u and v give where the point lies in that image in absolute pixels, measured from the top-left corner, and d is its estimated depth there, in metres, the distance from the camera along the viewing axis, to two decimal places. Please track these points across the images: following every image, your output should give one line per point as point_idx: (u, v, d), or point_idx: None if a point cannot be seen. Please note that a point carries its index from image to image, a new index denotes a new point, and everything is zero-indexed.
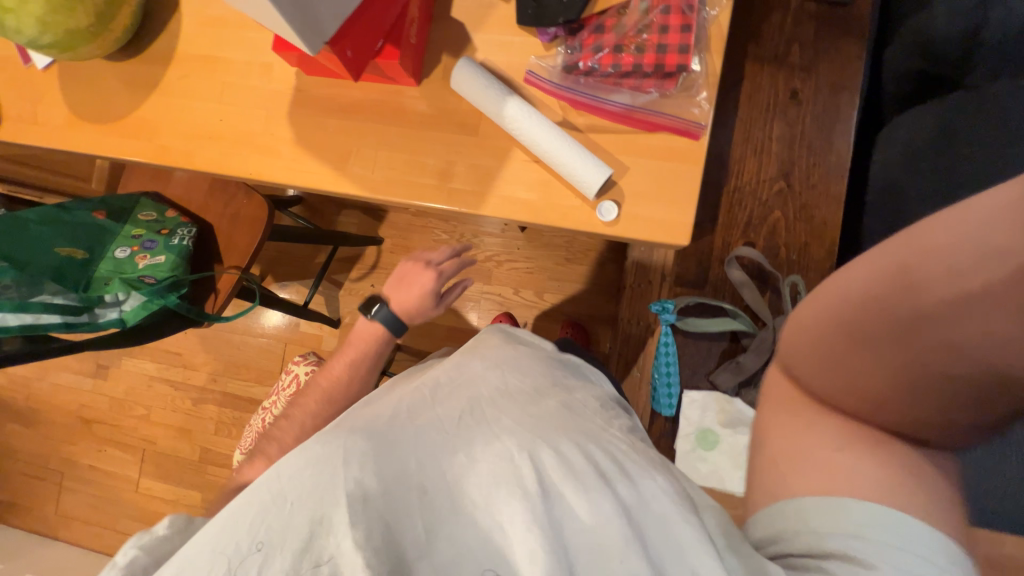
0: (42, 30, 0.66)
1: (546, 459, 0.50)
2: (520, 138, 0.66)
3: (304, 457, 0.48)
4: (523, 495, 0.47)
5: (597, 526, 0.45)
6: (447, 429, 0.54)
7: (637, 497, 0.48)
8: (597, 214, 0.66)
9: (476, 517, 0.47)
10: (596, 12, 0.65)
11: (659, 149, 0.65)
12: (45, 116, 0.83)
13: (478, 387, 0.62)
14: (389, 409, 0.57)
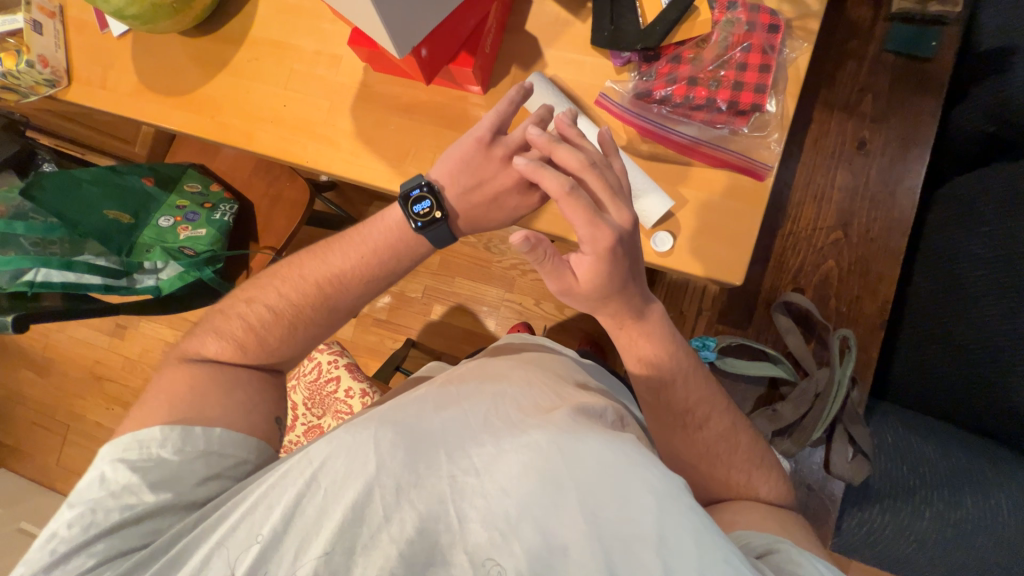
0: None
1: (578, 449, 0.47)
2: None
3: (332, 445, 0.47)
4: (556, 486, 0.44)
5: (632, 521, 0.43)
6: (475, 422, 0.51)
7: (671, 491, 0.45)
8: (650, 242, 0.65)
9: (506, 502, 0.44)
10: (676, 37, 0.63)
11: (722, 185, 0.65)
12: (115, 82, 0.85)
13: (506, 381, 0.59)
14: (416, 399, 0.56)
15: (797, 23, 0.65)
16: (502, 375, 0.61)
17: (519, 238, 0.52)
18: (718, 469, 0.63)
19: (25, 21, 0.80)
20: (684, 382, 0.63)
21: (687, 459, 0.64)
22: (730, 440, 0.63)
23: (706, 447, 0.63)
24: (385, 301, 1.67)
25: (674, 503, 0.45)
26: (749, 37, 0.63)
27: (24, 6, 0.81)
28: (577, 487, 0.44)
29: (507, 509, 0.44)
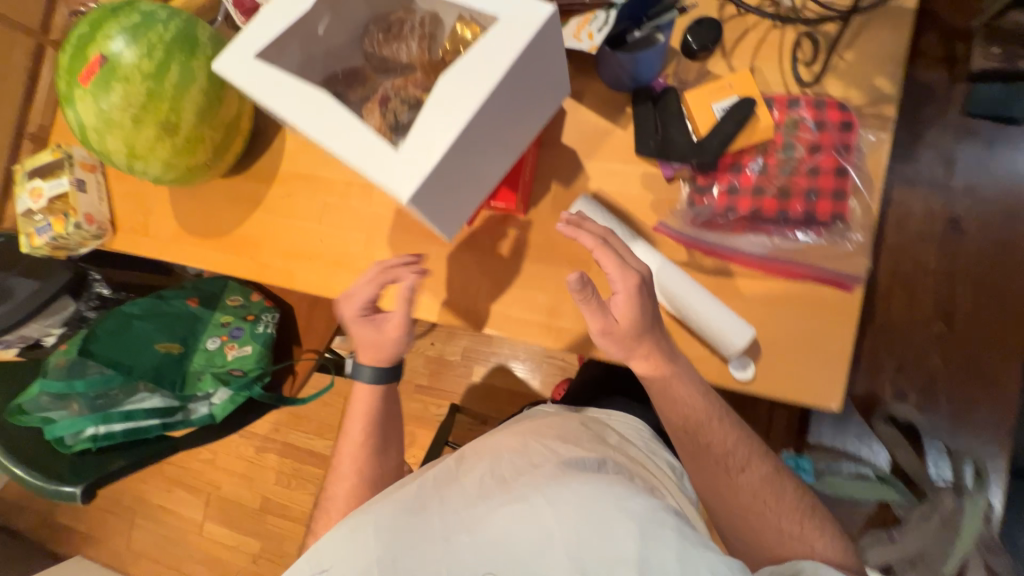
0: (164, 167, 0.67)
1: (556, 495, 0.52)
2: None
3: (352, 534, 0.55)
4: (539, 529, 0.49)
5: (613, 550, 0.47)
6: (471, 491, 0.57)
7: (651, 517, 0.49)
8: (728, 368, 0.60)
9: (497, 550, 0.50)
10: (734, 148, 0.58)
11: (804, 298, 0.58)
12: (156, 228, 0.86)
13: (504, 445, 0.64)
14: (424, 477, 0.62)
15: (868, 110, 0.58)
16: (503, 441, 0.65)
17: (574, 277, 0.52)
18: (765, 520, 0.58)
19: (70, 183, 0.82)
20: (719, 422, 0.60)
21: (739, 508, 0.59)
22: (769, 480, 0.60)
23: (751, 492, 0.59)
24: (426, 367, 1.64)
25: (653, 532, 0.48)
26: (816, 137, 0.57)
27: (67, 168, 0.83)
28: (561, 526, 0.49)
29: (498, 554, 0.49)
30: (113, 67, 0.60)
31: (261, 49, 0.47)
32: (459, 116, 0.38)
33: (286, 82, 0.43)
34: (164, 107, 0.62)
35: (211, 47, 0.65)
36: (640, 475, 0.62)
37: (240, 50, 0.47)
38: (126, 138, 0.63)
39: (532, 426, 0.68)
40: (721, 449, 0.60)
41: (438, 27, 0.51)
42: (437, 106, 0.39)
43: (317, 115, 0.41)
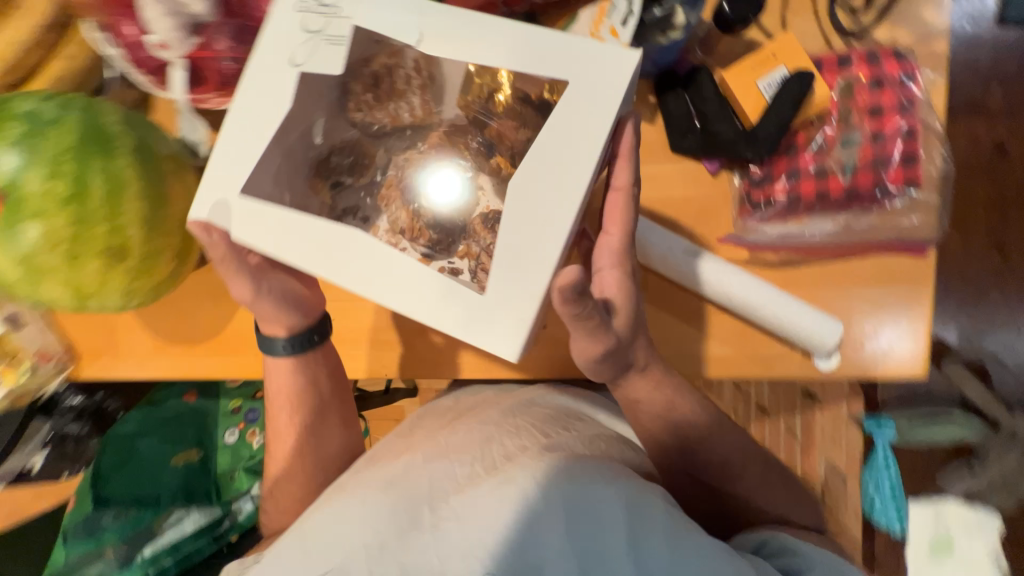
0: (124, 296, 0.55)
1: (546, 471, 0.45)
2: (717, 297, 0.56)
3: (326, 531, 0.48)
4: (528, 513, 0.42)
5: (598, 527, 0.41)
6: (456, 474, 0.50)
7: (642, 492, 0.44)
8: (813, 361, 0.57)
9: (481, 533, 0.42)
10: (790, 128, 0.51)
11: (877, 272, 0.55)
12: (126, 346, 0.72)
13: (490, 425, 0.58)
14: (400, 460, 0.55)
15: (920, 50, 0.51)
16: (486, 422, 0.59)
17: (570, 276, 0.35)
18: (765, 505, 0.54)
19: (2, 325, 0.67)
20: (721, 429, 0.54)
21: (746, 498, 0.54)
22: (770, 479, 0.55)
23: (761, 483, 0.54)
24: None
25: (644, 507, 0.43)
26: (877, 98, 0.50)
27: None
28: (553, 511, 0.42)
29: (482, 538, 0.42)
30: (19, 201, 0.46)
31: (239, 177, 0.37)
32: (556, 236, 0.34)
33: (295, 221, 0.36)
34: (101, 230, 0.49)
35: (130, 133, 0.51)
36: (639, 460, 0.56)
37: (210, 179, 0.37)
38: (67, 280, 0.50)
39: (516, 407, 0.62)
40: (721, 457, 0.54)
41: (436, 68, 0.39)
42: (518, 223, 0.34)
43: (351, 258, 0.35)
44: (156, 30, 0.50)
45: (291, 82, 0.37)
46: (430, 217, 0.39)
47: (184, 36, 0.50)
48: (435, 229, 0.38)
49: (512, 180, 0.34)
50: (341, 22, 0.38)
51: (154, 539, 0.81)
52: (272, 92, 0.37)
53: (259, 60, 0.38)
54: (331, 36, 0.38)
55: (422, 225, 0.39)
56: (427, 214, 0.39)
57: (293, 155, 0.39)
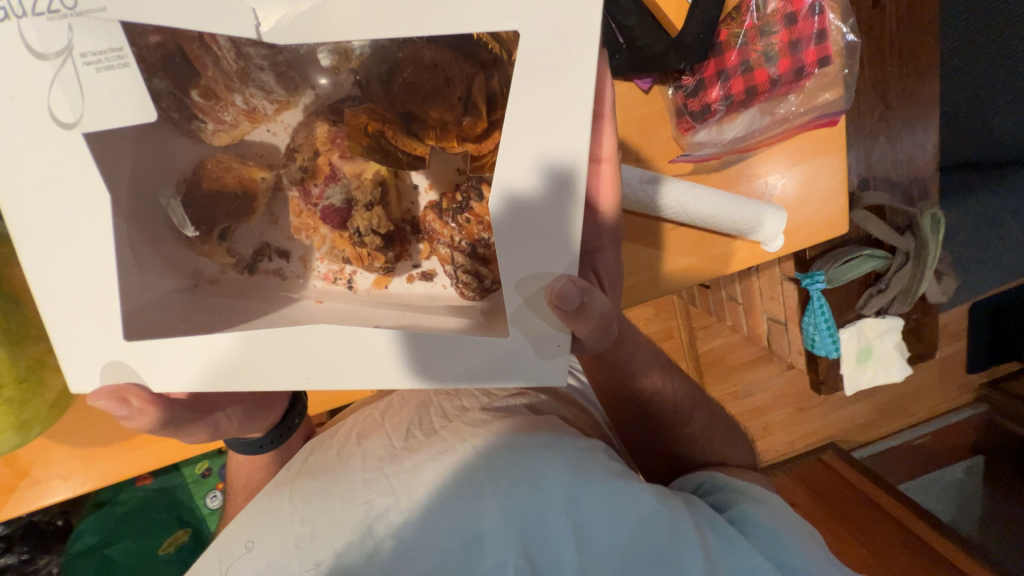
0: (19, 428, 0.43)
1: (485, 444, 0.47)
2: (678, 214, 0.56)
3: (258, 512, 0.47)
4: (467, 490, 0.43)
5: (537, 489, 0.43)
6: (393, 448, 0.51)
7: (583, 455, 0.47)
8: (760, 245, 0.62)
9: (422, 511, 0.43)
10: (716, 27, 0.50)
11: (806, 154, 0.58)
12: (43, 471, 0.59)
13: (428, 399, 0.57)
14: (338, 444, 0.54)
15: None
16: (423, 396, 0.58)
17: (532, 275, 0.31)
18: (698, 443, 0.59)
19: None
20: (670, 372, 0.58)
21: (687, 441, 0.59)
22: (709, 426, 0.60)
23: (702, 430, 0.59)
24: None
25: (585, 468, 0.45)
26: None
27: None
28: (493, 481, 0.44)
29: (422, 516, 0.43)
30: None
31: (126, 319, 0.31)
32: (568, 230, 0.31)
33: (177, 339, 0.31)
34: None
35: None
36: (571, 405, 0.60)
37: (83, 334, 0.31)
38: None
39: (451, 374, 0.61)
40: (677, 401, 0.58)
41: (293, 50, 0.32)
42: (526, 237, 0.30)
43: (260, 358, 0.31)
44: None
45: (83, 154, 0.28)
46: (381, 233, 0.40)
47: None
48: (392, 240, 0.41)
49: (499, 173, 0.29)
50: (98, 26, 0.26)
51: None
52: (59, 164, 0.29)
53: (22, 147, 0.28)
54: (89, 55, 0.27)
55: (377, 244, 0.40)
56: (376, 235, 0.40)
57: (156, 241, 0.36)
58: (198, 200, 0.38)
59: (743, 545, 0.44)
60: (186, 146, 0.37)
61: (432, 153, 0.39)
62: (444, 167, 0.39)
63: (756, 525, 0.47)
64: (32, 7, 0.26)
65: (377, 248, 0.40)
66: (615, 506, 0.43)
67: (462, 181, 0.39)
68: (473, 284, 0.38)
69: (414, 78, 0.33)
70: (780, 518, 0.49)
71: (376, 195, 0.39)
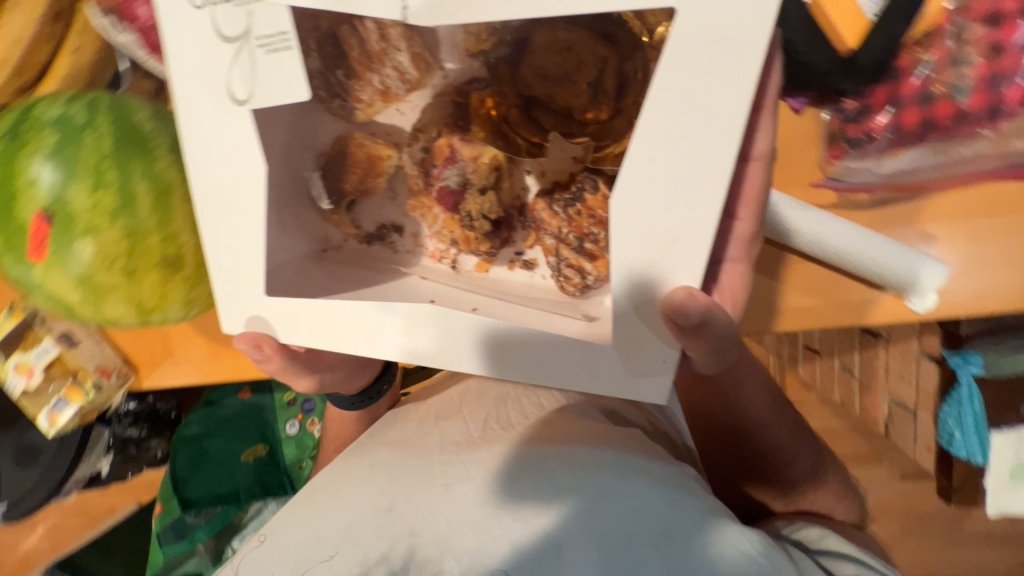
0: (186, 307, 0.52)
1: (563, 454, 0.47)
2: (818, 247, 0.51)
3: (344, 475, 0.52)
4: (545, 503, 0.44)
5: (626, 511, 0.43)
6: (471, 436, 0.53)
7: (675, 483, 0.46)
8: (906, 303, 0.54)
9: (502, 507, 0.44)
10: (898, 50, 0.45)
11: (978, 203, 0.52)
12: (185, 354, 0.71)
13: (505, 392, 0.59)
14: (413, 420, 0.57)
15: None
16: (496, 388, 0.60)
17: (644, 270, 0.32)
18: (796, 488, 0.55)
19: (58, 343, 0.67)
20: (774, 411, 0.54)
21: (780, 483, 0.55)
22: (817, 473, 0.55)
23: (804, 475, 0.54)
24: None
25: (679, 500, 0.45)
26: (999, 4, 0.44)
27: (42, 327, 0.66)
28: (574, 495, 0.44)
29: (502, 509, 0.44)
30: (67, 218, 0.42)
31: (270, 278, 0.39)
32: (698, 232, 0.31)
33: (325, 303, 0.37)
34: (155, 242, 0.46)
35: (162, 130, 0.47)
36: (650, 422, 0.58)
37: (243, 289, 0.39)
38: (129, 297, 0.47)
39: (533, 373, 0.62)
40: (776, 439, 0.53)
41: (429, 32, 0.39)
42: (648, 236, 0.31)
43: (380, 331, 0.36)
44: None
45: (247, 124, 0.36)
46: (490, 219, 0.42)
47: None
48: (499, 226, 0.43)
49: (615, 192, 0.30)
50: (270, 12, 0.33)
51: (240, 531, 0.83)
52: (230, 144, 0.36)
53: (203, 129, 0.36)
54: (264, 38, 0.33)
55: (486, 227, 0.42)
56: (486, 220, 0.42)
57: (297, 210, 0.43)
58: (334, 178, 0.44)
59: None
60: (328, 122, 0.44)
61: (552, 141, 0.42)
62: (560, 154, 0.42)
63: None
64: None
65: (488, 233, 0.42)
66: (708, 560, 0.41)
67: (577, 170, 0.42)
68: (575, 279, 0.41)
69: (549, 62, 0.36)
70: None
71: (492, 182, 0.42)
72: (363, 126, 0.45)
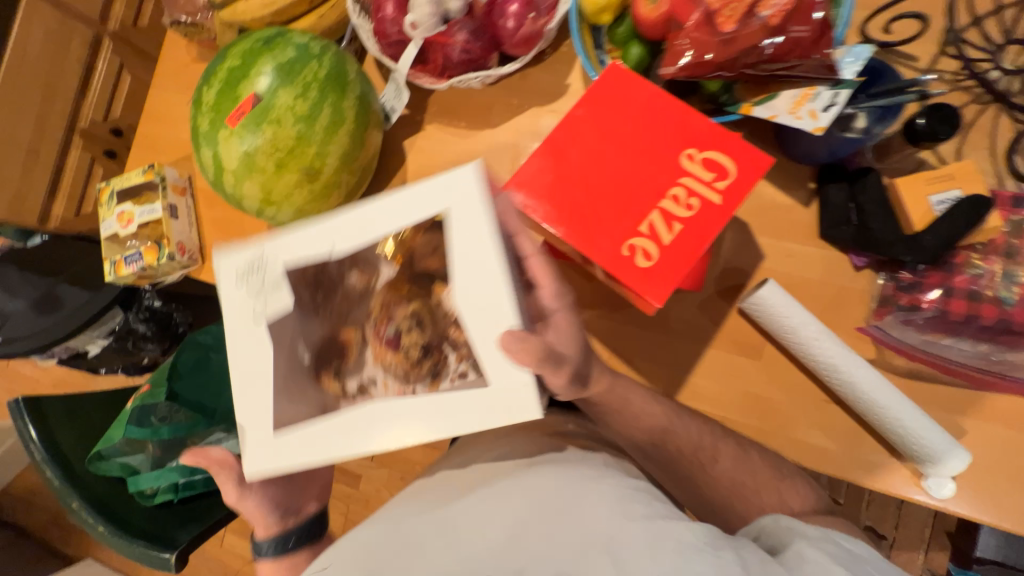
0: (296, 214, 0.60)
1: (528, 506, 0.50)
2: (826, 368, 0.55)
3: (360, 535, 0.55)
4: (507, 533, 0.48)
5: (588, 540, 0.46)
6: (459, 493, 0.55)
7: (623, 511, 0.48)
8: (923, 484, 0.54)
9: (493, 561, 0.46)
10: (953, 247, 0.53)
11: (1012, 415, 0.53)
12: None
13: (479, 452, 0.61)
14: (425, 484, 0.60)
15: None
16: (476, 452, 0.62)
17: (501, 335, 0.40)
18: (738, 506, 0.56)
19: (163, 209, 0.75)
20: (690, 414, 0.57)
21: (715, 492, 0.57)
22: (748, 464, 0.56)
23: (729, 481, 0.56)
24: None
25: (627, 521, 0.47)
26: None
27: (160, 192, 0.76)
28: (538, 517, 0.49)
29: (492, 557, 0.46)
30: (265, 107, 0.53)
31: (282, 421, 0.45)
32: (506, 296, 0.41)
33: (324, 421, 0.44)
34: (311, 152, 0.56)
35: (359, 84, 0.59)
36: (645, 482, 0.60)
37: (262, 444, 0.46)
38: (266, 183, 0.56)
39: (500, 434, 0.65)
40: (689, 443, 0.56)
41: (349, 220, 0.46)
42: (482, 310, 0.41)
43: (359, 423, 0.43)
44: (415, 12, 0.59)
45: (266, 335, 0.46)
46: (419, 345, 0.43)
47: (437, 22, 0.59)
48: (427, 352, 0.43)
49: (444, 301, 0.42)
50: (279, 244, 0.46)
51: None
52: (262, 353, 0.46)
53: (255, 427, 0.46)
54: (269, 311, 0.46)
55: (416, 358, 0.43)
56: (415, 349, 0.43)
57: (299, 382, 0.46)
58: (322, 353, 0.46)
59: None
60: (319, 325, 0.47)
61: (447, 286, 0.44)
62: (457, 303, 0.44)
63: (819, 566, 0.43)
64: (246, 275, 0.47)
65: (416, 359, 0.43)
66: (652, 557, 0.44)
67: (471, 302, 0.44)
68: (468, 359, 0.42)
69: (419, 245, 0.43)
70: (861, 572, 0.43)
71: (416, 320, 0.44)
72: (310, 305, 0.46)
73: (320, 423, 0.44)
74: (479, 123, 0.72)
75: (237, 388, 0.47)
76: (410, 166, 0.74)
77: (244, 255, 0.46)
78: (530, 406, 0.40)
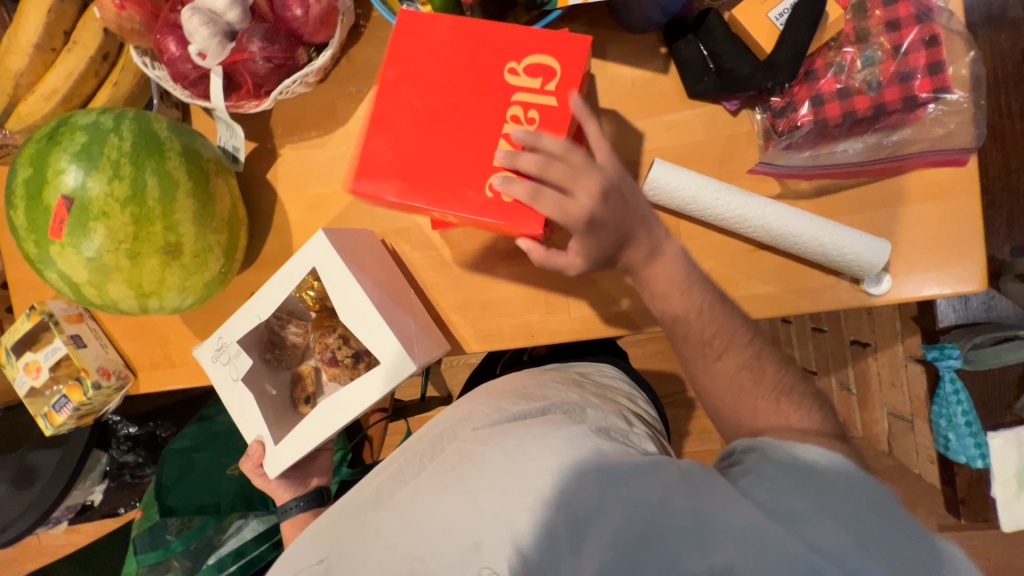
0: (181, 293, 0.57)
1: (474, 471, 0.44)
2: (754, 225, 0.54)
3: (312, 530, 0.50)
4: (457, 500, 0.43)
5: (527, 487, 0.42)
6: (418, 464, 0.51)
7: (573, 447, 0.45)
8: (863, 287, 0.55)
9: (430, 529, 0.42)
10: (807, 54, 0.53)
11: (923, 189, 0.53)
12: (185, 356, 0.76)
13: (452, 418, 0.56)
14: (383, 472, 0.53)
15: None
16: (448, 418, 0.57)
17: (367, 335, 0.54)
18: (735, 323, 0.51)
19: (65, 343, 0.70)
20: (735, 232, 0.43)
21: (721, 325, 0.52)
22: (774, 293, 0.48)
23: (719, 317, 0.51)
24: None
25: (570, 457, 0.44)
26: (892, 12, 0.52)
27: (54, 328, 0.71)
28: (490, 488, 0.43)
29: (428, 528, 0.42)
30: (83, 205, 0.49)
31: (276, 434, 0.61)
32: (373, 317, 0.54)
33: (302, 429, 0.58)
34: (157, 229, 0.52)
35: (176, 139, 0.54)
36: (608, 405, 0.57)
37: (274, 458, 0.60)
38: (129, 280, 0.52)
39: (478, 393, 0.60)
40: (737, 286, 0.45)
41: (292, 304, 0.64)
42: (358, 318, 0.55)
43: (314, 419, 0.57)
44: (195, 40, 0.55)
45: (238, 383, 0.61)
46: (351, 352, 0.60)
47: (223, 41, 0.56)
48: (355, 357, 0.60)
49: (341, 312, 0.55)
50: (233, 325, 0.61)
51: (217, 549, 0.83)
52: (239, 400, 0.61)
53: (275, 457, 0.59)
54: (228, 361, 0.61)
55: (349, 364, 0.59)
56: (349, 357, 0.60)
57: (284, 417, 0.63)
58: (297, 383, 0.65)
59: (750, 507, 0.37)
60: (294, 358, 0.65)
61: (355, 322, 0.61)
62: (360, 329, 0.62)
63: (773, 478, 0.40)
64: (213, 347, 0.63)
65: (352, 364, 0.60)
66: (600, 506, 0.40)
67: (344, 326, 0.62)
68: (349, 365, 0.60)
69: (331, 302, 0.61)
70: (820, 477, 0.40)
71: (344, 338, 0.60)
72: (284, 351, 0.64)
73: (301, 427, 0.58)
74: (330, 123, 0.68)
75: (237, 414, 0.62)
76: (284, 197, 0.70)
77: (211, 343, 0.62)
78: (404, 360, 0.52)
